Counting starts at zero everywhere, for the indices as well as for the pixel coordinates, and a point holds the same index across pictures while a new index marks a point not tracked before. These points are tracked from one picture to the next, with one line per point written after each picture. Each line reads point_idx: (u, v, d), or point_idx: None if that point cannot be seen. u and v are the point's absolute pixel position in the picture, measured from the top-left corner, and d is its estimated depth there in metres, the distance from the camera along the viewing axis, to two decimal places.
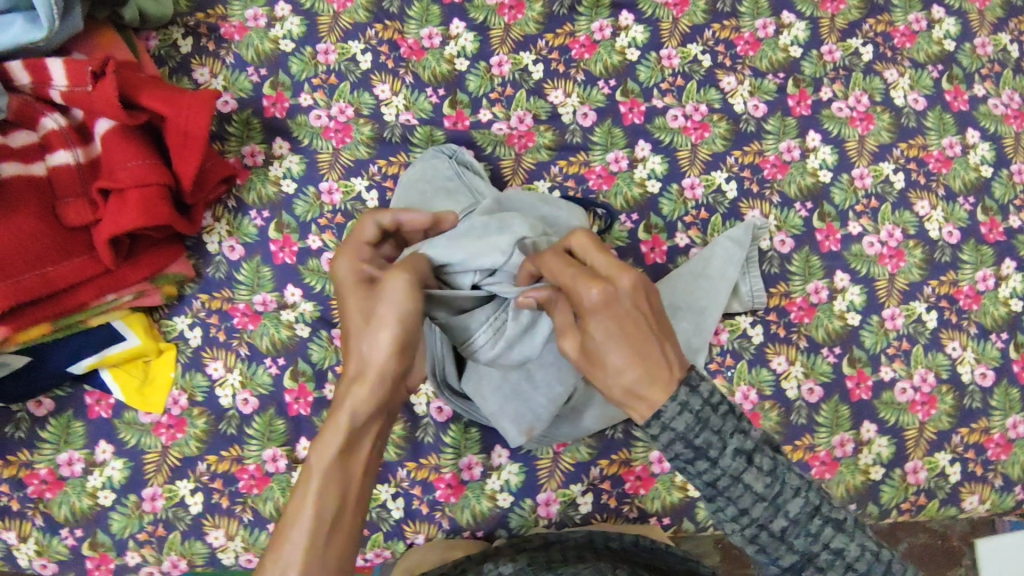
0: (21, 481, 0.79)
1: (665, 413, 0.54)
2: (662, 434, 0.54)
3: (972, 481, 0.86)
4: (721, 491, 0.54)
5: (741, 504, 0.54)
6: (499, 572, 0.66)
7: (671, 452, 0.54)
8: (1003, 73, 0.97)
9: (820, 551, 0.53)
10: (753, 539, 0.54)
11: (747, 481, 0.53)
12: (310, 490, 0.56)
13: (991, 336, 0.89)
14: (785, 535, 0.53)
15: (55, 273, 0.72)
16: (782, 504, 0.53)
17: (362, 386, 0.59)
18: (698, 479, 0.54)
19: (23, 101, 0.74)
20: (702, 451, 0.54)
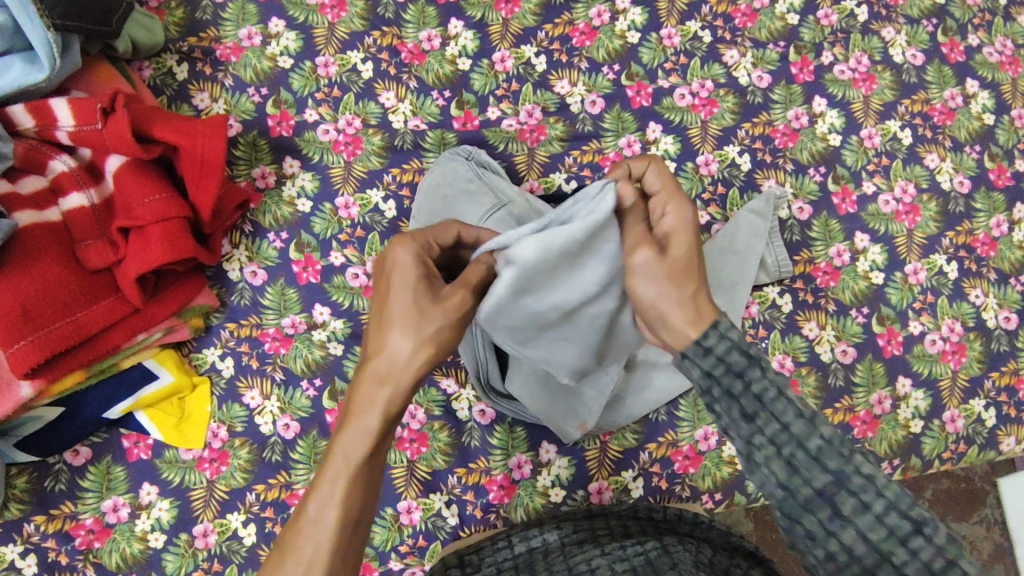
0: (67, 534, 0.76)
1: (723, 324, 0.49)
2: (717, 344, 0.48)
3: (1007, 423, 0.87)
4: (766, 405, 0.47)
5: (784, 419, 0.46)
6: (543, 538, 0.70)
7: (719, 365, 0.48)
8: (994, 21, 0.99)
9: (852, 474, 0.45)
10: (789, 460, 0.46)
11: (791, 395, 0.47)
12: (335, 495, 0.50)
13: (1010, 280, 0.91)
14: (820, 455, 0.45)
15: (85, 318, 0.71)
16: (818, 424, 0.46)
17: (392, 390, 0.51)
18: (746, 393, 0.47)
19: (30, 147, 0.73)
20: (756, 360, 0.48)
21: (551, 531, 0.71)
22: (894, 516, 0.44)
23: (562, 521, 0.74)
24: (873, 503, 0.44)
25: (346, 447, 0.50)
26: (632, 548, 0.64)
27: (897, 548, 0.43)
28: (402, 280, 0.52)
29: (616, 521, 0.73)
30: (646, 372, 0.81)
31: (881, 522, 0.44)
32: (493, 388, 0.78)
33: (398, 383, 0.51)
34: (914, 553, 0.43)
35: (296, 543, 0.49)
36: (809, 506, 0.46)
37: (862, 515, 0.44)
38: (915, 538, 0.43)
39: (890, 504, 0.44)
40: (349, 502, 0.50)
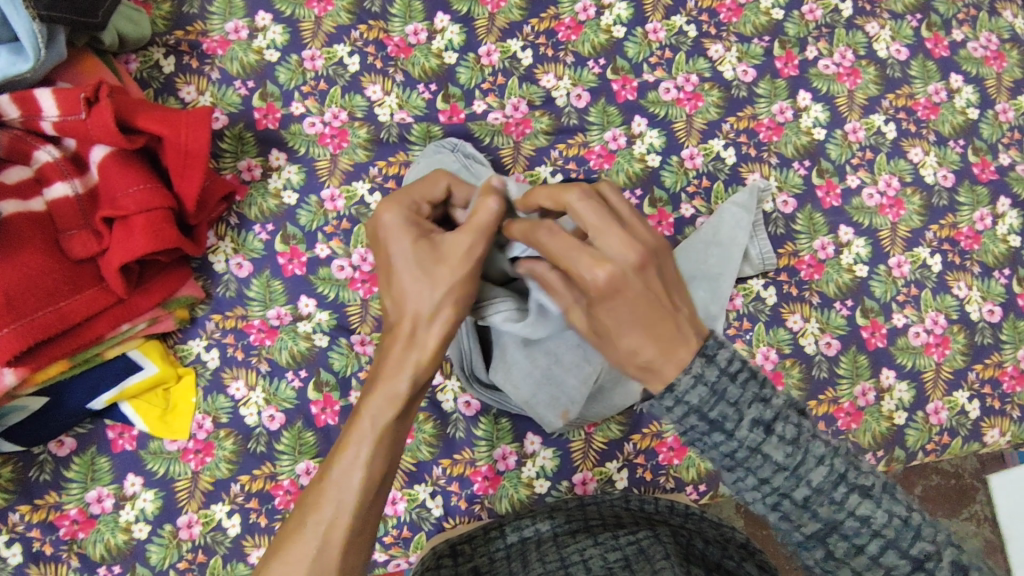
0: (51, 524, 0.77)
1: (678, 387, 0.49)
2: (676, 407, 0.49)
3: (991, 415, 0.88)
4: (741, 461, 0.48)
5: (761, 473, 0.47)
6: (536, 528, 0.71)
7: (683, 426, 0.49)
8: (978, 16, 0.99)
9: (845, 518, 0.46)
10: (774, 507, 0.48)
11: (767, 450, 0.47)
12: (362, 454, 0.55)
13: (994, 273, 0.91)
14: (807, 504, 0.46)
15: (68, 307, 0.71)
16: (804, 474, 0.46)
17: (418, 352, 0.57)
18: (716, 450, 0.49)
19: (14, 137, 0.74)
20: (719, 424, 0.48)
21: (543, 521, 0.71)
22: (890, 556, 0.45)
23: (555, 510, 0.74)
24: (867, 546, 0.45)
25: (374, 405, 0.56)
26: (625, 537, 0.63)
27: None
28: (403, 241, 0.59)
29: (609, 511, 0.73)
30: None
31: (876, 562, 0.45)
32: (478, 376, 0.79)
33: (425, 344, 0.57)
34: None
35: (319, 500, 0.54)
36: (804, 545, 0.47)
37: (856, 557, 0.46)
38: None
39: (888, 543, 0.45)
40: (373, 462, 0.55)
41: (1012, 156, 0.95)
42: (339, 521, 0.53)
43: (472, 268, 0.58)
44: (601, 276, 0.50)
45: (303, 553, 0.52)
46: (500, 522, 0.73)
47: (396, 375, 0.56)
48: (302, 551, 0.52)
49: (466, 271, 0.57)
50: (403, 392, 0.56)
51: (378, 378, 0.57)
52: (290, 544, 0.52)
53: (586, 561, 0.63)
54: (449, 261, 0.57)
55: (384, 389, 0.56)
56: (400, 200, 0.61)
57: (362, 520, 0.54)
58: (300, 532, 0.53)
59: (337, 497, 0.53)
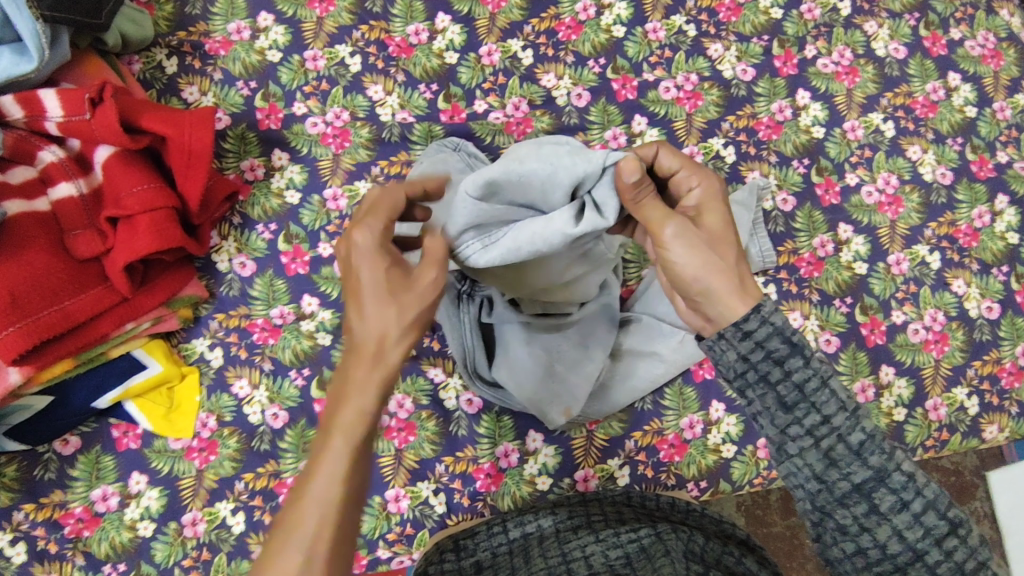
0: (56, 522, 0.77)
1: (766, 306, 0.49)
2: (760, 328, 0.49)
3: (990, 411, 0.88)
4: (808, 396, 0.48)
5: (825, 412, 0.47)
6: (539, 524, 0.71)
7: (762, 350, 0.48)
8: (976, 15, 1.00)
9: (894, 470, 0.46)
10: (828, 452, 0.47)
11: (833, 386, 0.48)
12: (338, 465, 0.47)
13: (992, 270, 0.92)
14: (861, 450, 0.47)
15: (73, 306, 0.72)
16: (862, 418, 0.47)
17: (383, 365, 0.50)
18: (787, 381, 0.48)
19: (18, 137, 0.75)
20: (798, 348, 0.48)
21: (545, 517, 0.71)
22: (930, 516, 0.45)
23: (557, 506, 0.74)
24: (912, 502, 0.46)
25: (344, 420, 0.48)
26: (626, 534, 0.64)
27: (931, 547, 0.45)
28: (373, 263, 0.53)
29: (610, 507, 0.73)
30: (632, 360, 0.82)
31: (918, 521, 0.45)
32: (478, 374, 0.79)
33: (389, 360, 0.50)
34: (948, 553, 0.45)
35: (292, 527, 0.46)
36: (845, 500, 0.47)
37: (899, 512, 0.46)
38: (950, 539, 0.45)
39: (928, 504, 0.46)
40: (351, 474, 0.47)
41: (1010, 154, 0.96)
42: (323, 535, 0.45)
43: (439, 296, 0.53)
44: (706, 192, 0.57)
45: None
46: (502, 517, 0.73)
47: (362, 386, 0.49)
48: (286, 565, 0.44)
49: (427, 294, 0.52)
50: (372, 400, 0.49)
51: (342, 393, 0.49)
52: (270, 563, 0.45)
53: (588, 558, 0.63)
54: (419, 285, 0.51)
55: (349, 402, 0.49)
56: (373, 213, 0.55)
57: (345, 538, 0.47)
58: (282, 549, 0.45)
59: (311, 510, 0.46)
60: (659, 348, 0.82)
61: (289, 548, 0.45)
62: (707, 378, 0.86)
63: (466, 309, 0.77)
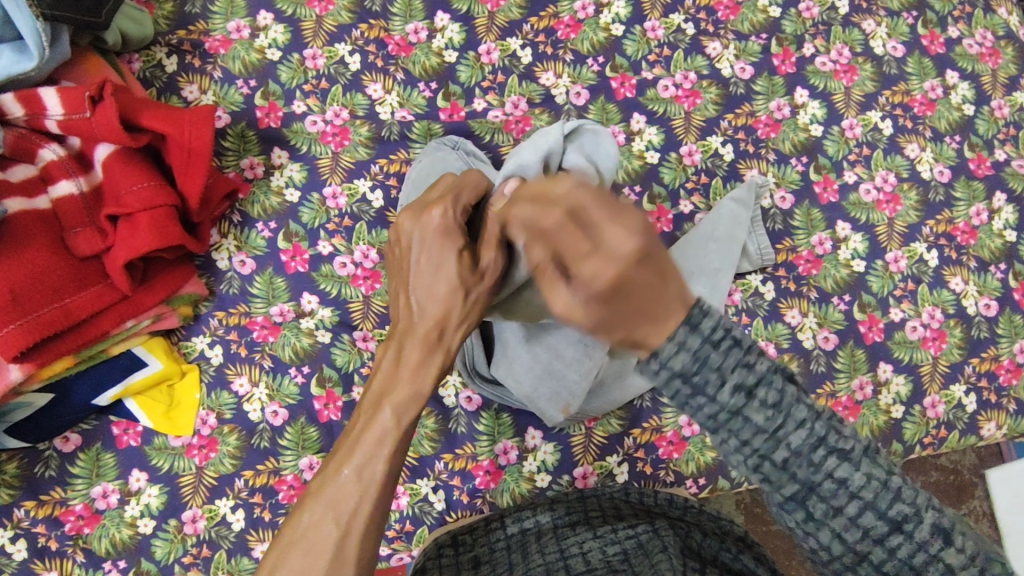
0: (57, 519, 0.77)
1: (662, 352, 0.43)
2: (661, 371, 0.44)
3: (988, 409, 0.89)
4: (723, 425, 0.44)
5: (744, 435, 0.44)
6: (536, 520, 0.71)
7: (669, 391, 0.45)
8: (974, 13, 1.00)
9: (822, 481, 0.44)
10: (756, 468, 0.45)
11: (749, 411, 0.44)
12: (385, 446, 0.54)
13: (990, 268, 0.92)
14: (787, 466, 0.44)
15: (73, 303, 0.72)
16: (784, 437, 0.44)
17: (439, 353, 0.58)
18: (698, 412, 0.45)
19: (19, 134, 0.75)
20: (700, 387, 0.44)
21: (544, 513, 0.72)
22: (867, 517, 0.43)
23: (556, 502, 0.74)
24: (847, 507, 0.43)
25: (397, 400, 0.56)
26: (623, 531, 0.64)
27: (873, 547, 0.44)
28: (445, 245, 0.58)
29: (608, 503, 0.74)
30: (630, 359, 0.81)
31: (855, 524, 0.43)
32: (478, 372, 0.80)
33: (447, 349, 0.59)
34: (892, 551, 0.43)
35: (328, 496, 0.51)
36: (785, 507, 0.45)
37: (835, 518, 0.44)
38: (894, 537, 0.43)
39: (866, 506, 0.43)
40: (394, 458, 0.54)
41: (1007, 151, 0.96)
42: (360, 513, 0.51)
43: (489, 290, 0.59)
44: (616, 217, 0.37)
45: (324, 540, 0.49)
46: (501, 513, 0.74)
47: (418, 368, 0.57)
48: (321, 538, 0.49)
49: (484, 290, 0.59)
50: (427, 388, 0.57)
51: (403, 376, 0.57)
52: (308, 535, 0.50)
53: (584, 554, 0.63)
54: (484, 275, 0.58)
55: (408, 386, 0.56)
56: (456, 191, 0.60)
57: (380, 516, 0.52)
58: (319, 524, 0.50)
59: (355, 489, 0.51)
60: None
61: (325, 522, 0.50)
62: None
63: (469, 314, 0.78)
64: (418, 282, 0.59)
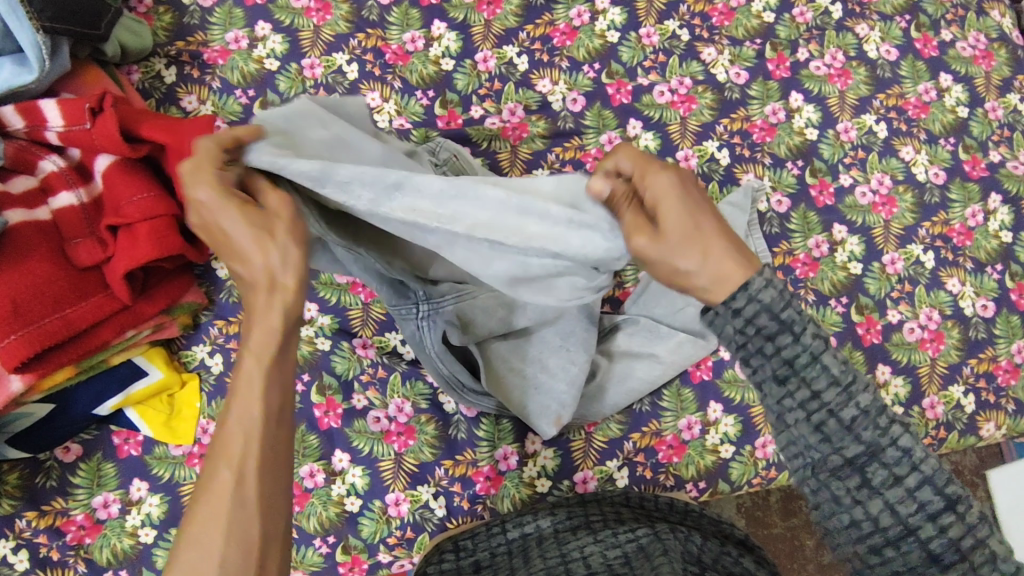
0: (58, 530, 0.77)
1: (753, 285, 0.47)
2: (748, 306, 0.48)
3: (987, 409, 0.89)
4: (799, 370, 0.48)
5: (815, 386, 0.48)
6: (538, 524, 0.71)
7: (752, 327, 0.48)
8: (966, 17, 1.01)
9: (886, 446, 0.47)
10: (819, 426, 0.48)
11: (827, 361, 0.48)
12: (254, 386, 0.50)
13: (986, 269, 0.92)
14: (853, 425, 0.47)
15: (74, 313, 0.72)
16: (854, 394, 0.48)
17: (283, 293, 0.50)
18: (778, 356, 0.48)
19: (20, 146, 0.76)
20: (788, 325, 0.48)
21: (544, 518, 0.72)
22: (925, 492, 0.46)
23: (556, 507, 0.74)
24: (906, 478, 0.47)
25: (254, 345, 0.51)
26: (625, 535, 0.65)
27: (924, 523, 0.46)
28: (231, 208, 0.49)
29: (608, 507, 0.74)
30: (629, 362, 0.82)
31: (911, 496, 0.47)
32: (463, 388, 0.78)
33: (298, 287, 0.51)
34: (942, 529, 0.46)
35: (221, 450, 0.49)
36: (840, 473, 0.48)
37: (892, 487, 0.47)
38: (946, 515, 0.46)
39: (924, 480, 0.47)
40: (269, 391, 0.51)
41: (1002, 153, 0.97)
42: (249, 456, 0.49)
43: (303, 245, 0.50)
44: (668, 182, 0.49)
45: (221, 493, 0.48)
46: (501, 518, 0.73)
47: (266, 315, 0.50)
48: (219, 492, 0.48)
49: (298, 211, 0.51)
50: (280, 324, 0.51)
51: (253, 322, 0.51)
52: (207, 486, 0.49)
53: (586, 558, 0.63)
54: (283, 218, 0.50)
55: (264, 333, 0.50)
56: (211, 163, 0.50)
57: (274, 449, 0.51)
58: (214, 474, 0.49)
59: (238, 437, 0.49)
60: (656, 349, 0.82)
61: (220, 469, 0.49)
62: (705, 379, 0.87)
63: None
64: (230, 245, 0.50)
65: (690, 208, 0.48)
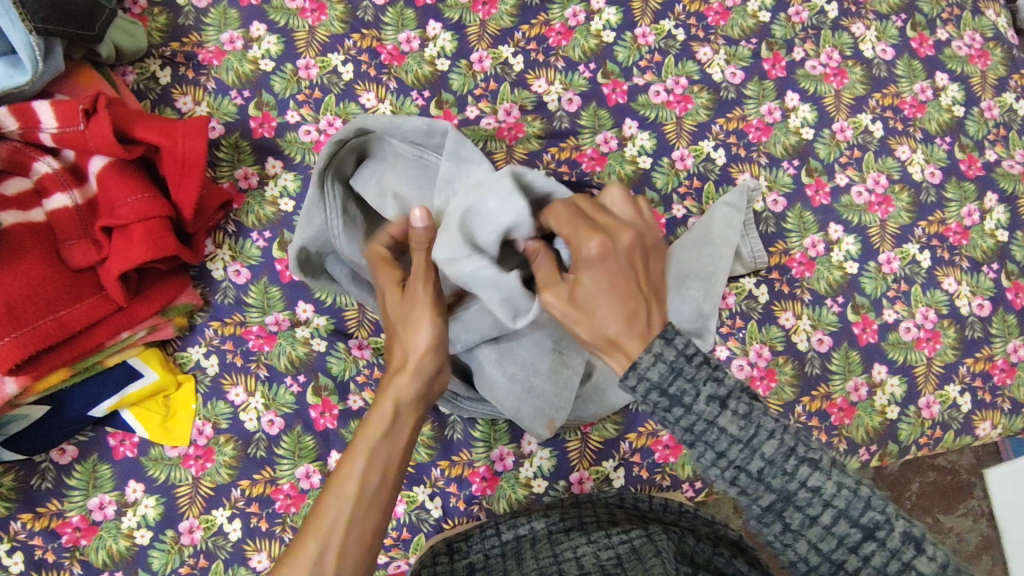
0: (53, 532, 0.77)
1: (641, 364, 0.51)
2: (638, 384, 0.51)
3: (983, 408, 0.89)
4: (699, 436, 0.49)
5: (719, 447, 0.49)
6: (531, 526, 0.71)
7: (648, 404, 0.51)
8: (962, 15, 1.01)
9: (797, 490, 0.48)
10: (734, 481, 0.49)
11: (723, 424, 0.49)
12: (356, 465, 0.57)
13: (983, 268, 0.93)
14: (762, 476, 0.48)
15: (68, 315, 0.72)
16: (757, 447, 0.48)
17: (403, 378, 0.61)
18: (677, 426, 0.50)
19: (14, 148, 0.76)
20: (677, 398, 0.50)
21: (538, 519, 0.72)
22: (842, 525, 0.47)
23: (550, 509, 0.74)
24: (821, 516, 0.48)
25: (366, 426, 0.59)
26: (618, 536, 0.64)
27: (848, 556, 0.48)
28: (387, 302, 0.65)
29: (603, 509, 0.74)
30: None
31: (830, 532, 0.48)
32: (461, 395, 0.80)
33: (416, 372, 0.61)
34: (865, 559, 0.47)
35: (317, 514, 0.55)
36: (763, 520, 0.49)
37: (811, 527, 0.48)
38: (867, 544, 0.47)
39: (839, 514, 0.47)
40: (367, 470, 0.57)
41: (998, 152, 0.97)
42: (337, 526, 0.54)
43: (434, 324, 0.62)
44: (593, 248, 0.57)
45: (303, 558, 0.52)
46: (496, 520, 0.74)
47: (382, 399, 0.60)
48: (302, 555, 0.53)
49: (432, 305, 0.62)
50: (392, 412, 0.59)
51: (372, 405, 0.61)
52: (294, 553, 0.53)
53: (579, 558, 0.63)
54: (418, 303, 0.63)
55: (377, 415, 0.59)
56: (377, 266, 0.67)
57: (363, 524, 0.55)
58: (305, 541, 0.53)
59: (330, 506, 0.55)
60: None
61: (308, 540, 0.53)
62: None
63: (329, 210, 0.71)
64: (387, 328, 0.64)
65: (603, 276, 0.56)
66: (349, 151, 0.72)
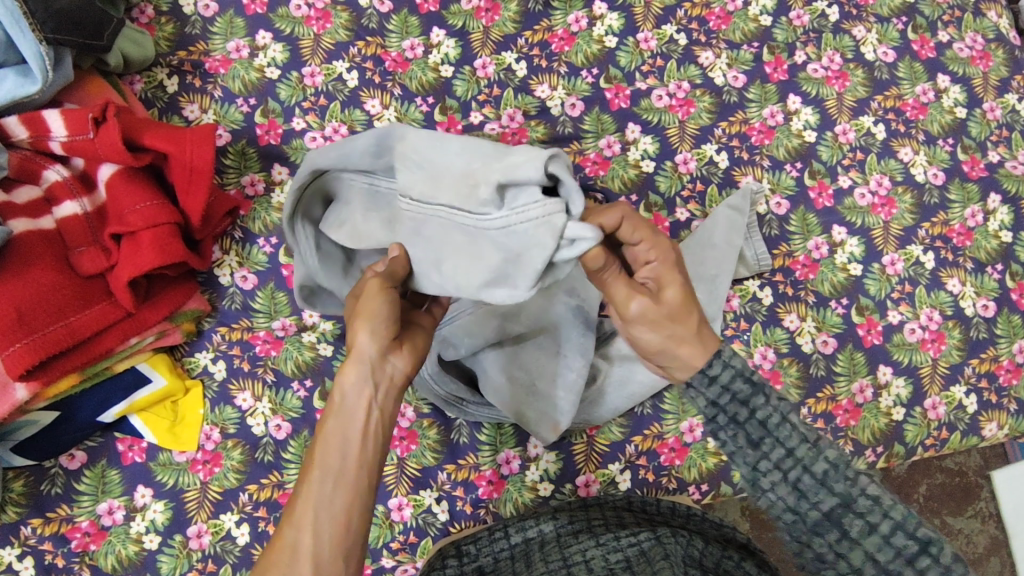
0: (63, 536, 0.78)
1: (725, 353, 0.56)
2: (723, 373, 0.56)
3: (989, 409, 0.89)
4: (771, 431, 0.53)
5: (787, 446, 0.53)
6: (540, 530, 0.71)
7: (727, 393, 0.55)
8: (964, 17, 1.01)
9: (858, 496, 0.51)
10: (795, 483, 0.52)
11: (794, 421, 0.53)
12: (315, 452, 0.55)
13: (987, 269, 0.93)
14: (825, 479, 0.51)
15: (79, 322, 0.73)
16: (823, 448, 0.52)
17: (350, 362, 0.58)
18: (752, 420, 0.54)
19: (23, 156, 0.77)
20: (759, 389, 0.55)
21: (547, 522, 0.72)
22: (899, 537, 0.49)
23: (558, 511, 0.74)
24: (880, 525, 0.50)
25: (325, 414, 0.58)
26: (625, 539, 0.64)
27: (904, 568, 0.49)
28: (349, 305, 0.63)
29: (610, 511, 0.74)
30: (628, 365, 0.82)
31: (887, 542, 0.50)
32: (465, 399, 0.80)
33: (365, 353, 0.58)
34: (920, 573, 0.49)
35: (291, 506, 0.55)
36: (819, 528, 0.52)
37: (869, 536, 0.50)
38: (922, 558, 0.49)
39: (896, 526, 0.50)
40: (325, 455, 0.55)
41: (1001, 153, 0.97)
42: (304, 513, 0.53)
43: (377, 307, 0.58)
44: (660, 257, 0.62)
45: (280, 548, 0.53)
46: (504, 522, 0.74)
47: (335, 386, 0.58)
48: (281, 545, 0.53)
49: (375, 292, 0.59)
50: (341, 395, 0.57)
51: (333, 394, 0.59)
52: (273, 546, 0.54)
53: (587, 561, 0.64)
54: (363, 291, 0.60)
55: (331, 403, 0.57)
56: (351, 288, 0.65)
57: (333, 507, 0.54)
58: (279, 535, 0.53)
59: (296, 497, 0.54)
60: None
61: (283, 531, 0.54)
62: None
63: (303, 248, 0.70)
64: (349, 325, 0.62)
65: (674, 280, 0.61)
66: (313, 193, 0.70)
